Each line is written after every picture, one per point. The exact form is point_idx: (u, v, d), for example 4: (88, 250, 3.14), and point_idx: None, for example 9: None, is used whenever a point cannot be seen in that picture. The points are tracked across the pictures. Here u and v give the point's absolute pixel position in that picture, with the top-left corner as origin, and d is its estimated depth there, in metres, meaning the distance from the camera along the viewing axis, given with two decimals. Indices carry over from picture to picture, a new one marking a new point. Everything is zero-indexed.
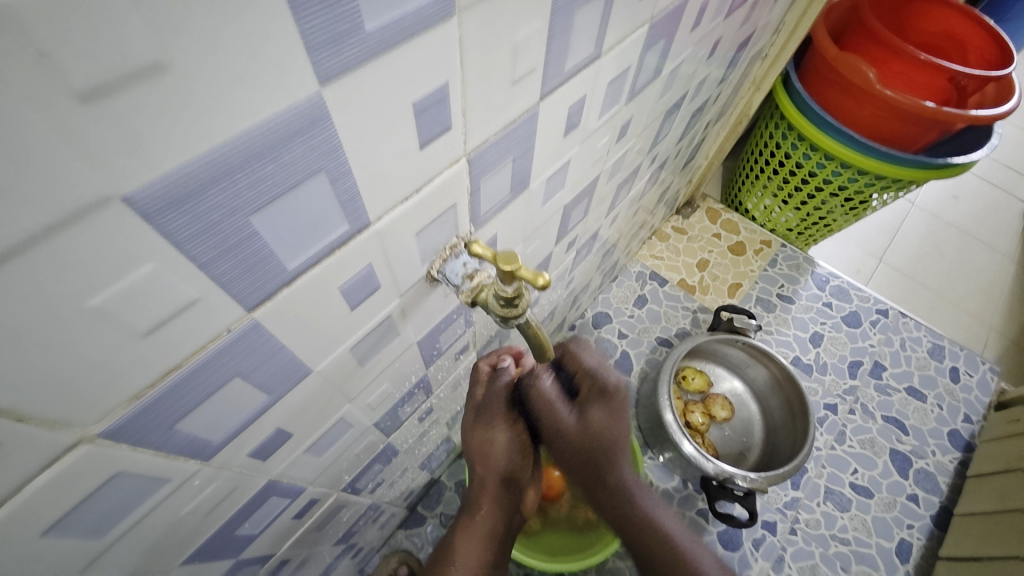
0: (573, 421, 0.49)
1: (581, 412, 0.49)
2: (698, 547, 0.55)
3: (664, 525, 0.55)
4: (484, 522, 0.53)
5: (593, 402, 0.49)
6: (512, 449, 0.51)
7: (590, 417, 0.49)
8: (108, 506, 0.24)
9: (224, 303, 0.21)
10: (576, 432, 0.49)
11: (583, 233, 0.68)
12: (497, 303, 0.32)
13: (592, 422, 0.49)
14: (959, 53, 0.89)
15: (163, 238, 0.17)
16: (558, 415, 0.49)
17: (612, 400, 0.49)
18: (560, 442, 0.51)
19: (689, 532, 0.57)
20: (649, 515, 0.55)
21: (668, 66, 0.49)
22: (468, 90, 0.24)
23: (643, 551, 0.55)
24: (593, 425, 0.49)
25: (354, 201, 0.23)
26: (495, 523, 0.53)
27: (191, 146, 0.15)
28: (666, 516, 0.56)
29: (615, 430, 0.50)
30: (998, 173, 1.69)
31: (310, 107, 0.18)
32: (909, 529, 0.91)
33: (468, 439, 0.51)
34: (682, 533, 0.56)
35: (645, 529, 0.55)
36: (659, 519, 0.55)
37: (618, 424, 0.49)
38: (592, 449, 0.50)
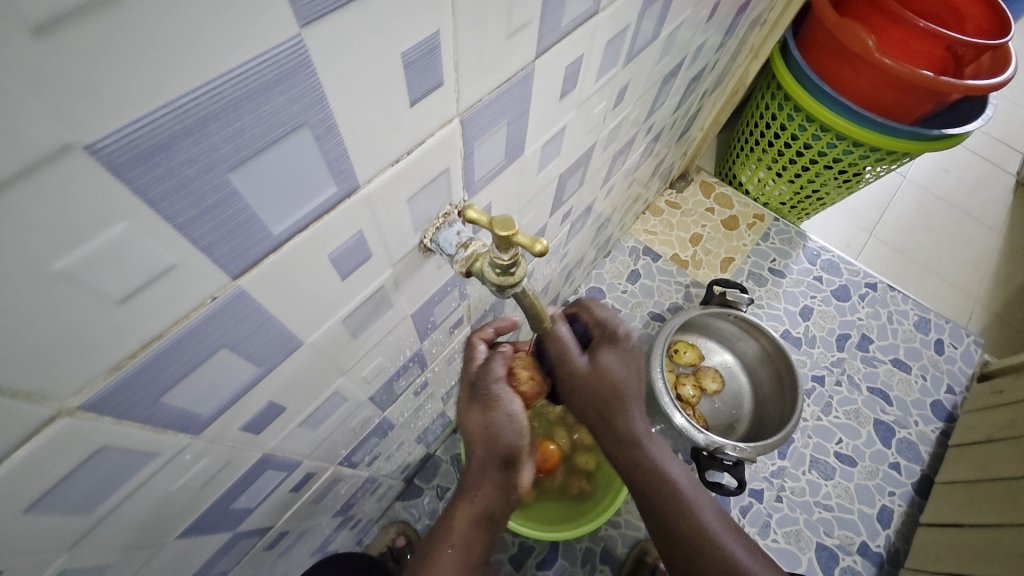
0: (586, 365, 0.49)
1: (591, 357, 0.50)
2: (699, 492, 0.55)
3: (669, 474, 0.54)
4: (483, 501, 0.48)
5: (605, 346, 0.50)
6: (515, 425, 0.46)
7: (601, 360, 0.50)
8: (94, 481, 0.24)
9: (205, 269, 0.20)
10: (588, 373, 0.49)
11: (577, 206, 0.66)
12: (492, 273, 0.31)
13: (603, 364, 0.49)
14: (956, 22, 0.88)
15: (133, 195, 0.15)
16: (571, 358, 0.49)
17: (622, 345, 0.51)
18: (575, 391, 0.51)
19: (693, 481, 0.56)
20: (657, 465, 0.53)
21: (666, 30, 0.48)
22: (460, 43, 0.23)
23: (650, 501, 0.55)
24: (605, 368, 0.50)
25: (341, 161, 0.22)
26: (494, 501, 0.49)
27: (158, 91, 0.14)
28: (671, 464, 0.54)
29: (627, 374, 0.50)
30: (989, 146, 1.69)
31: (290, 51, 0.16)
32: (891, 496, 0.94)
33: (462, 419, 0.48)
34: (688, 483, 0.55)
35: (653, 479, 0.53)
36: (664, 467, 0.54)
37: (628, 368, 0.50)
38: (604, 396, 0.50)
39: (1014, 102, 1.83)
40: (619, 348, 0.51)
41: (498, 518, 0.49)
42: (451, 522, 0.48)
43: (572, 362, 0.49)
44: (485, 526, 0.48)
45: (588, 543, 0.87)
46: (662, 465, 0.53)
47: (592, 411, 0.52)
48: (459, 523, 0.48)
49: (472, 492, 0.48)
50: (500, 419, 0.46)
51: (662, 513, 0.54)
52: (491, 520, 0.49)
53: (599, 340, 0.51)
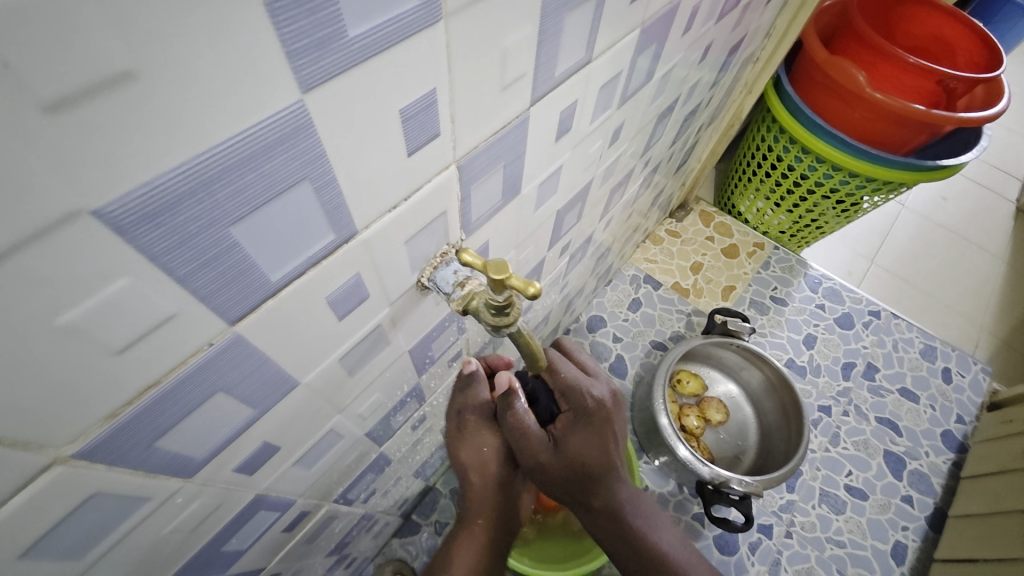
0: (549, 455, 0.45)
1: (557, 442, 0.46)
2: (691, 557, 0.54)
3: (659, 546, 0.52)
4: (481, 533, 0.49)
5: (574, 427, 0.46)
6: (507, 449, 0.48)
7: (569, 446, 0.46)
8: (85, 528, 0.23)
9: (204, 316, 0.20)
10: (556, 465, 0.45)
11: (577, 238, 0.67)
12: (488, 312, 0.31)
13: (569, 450, 0.45)
14: (948, 57, 0.90)
15: (137, 251, 0.16)
16: (533, 446, 0.45)
17: (594, 418, 0.46)
18: (544, 476, 0.48)
19: (684, 542, 0.55)
20: (643, 533, 0.52)
21: (660, 70, 0.49)
22: (456, 97, 0.24)
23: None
24: (572, 455, 0.45)
25: (340, 210, 0.22)
26: (494, 531, 0.50)
27: (164, 156, 0.15)
28: (659, 534, 0.53)
29: (601, 453, 0.47)
30: (985, 174, 1.71)
31: (292, 115, 0.17)
32: (904, 532, 0.91)
33: (455, 456, 0.48)
34: (678, 546, 0.54)
35: (640, 550, 0.52)
36: (652, 538, 0.53)
37: (596, 450, 0.46)
38: (576, 479, 0.47)
39: (1009, 131, 1.86)
40: (588, 426, 0.46)
41: (501, 545, 0.51)
42: (448, 562, 0.49)
43: (534, 449, 0.45)
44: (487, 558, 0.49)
45: None
46: (647, 536, 0.52)
47: (567, 490, 0.49)
48: (458, 558, 0.49)
49: (470, 525, 0.50)
50: (491, 447, 0.48)
51: None
52: (492, 550, 0.50)
53: (567, 418, 0.47)
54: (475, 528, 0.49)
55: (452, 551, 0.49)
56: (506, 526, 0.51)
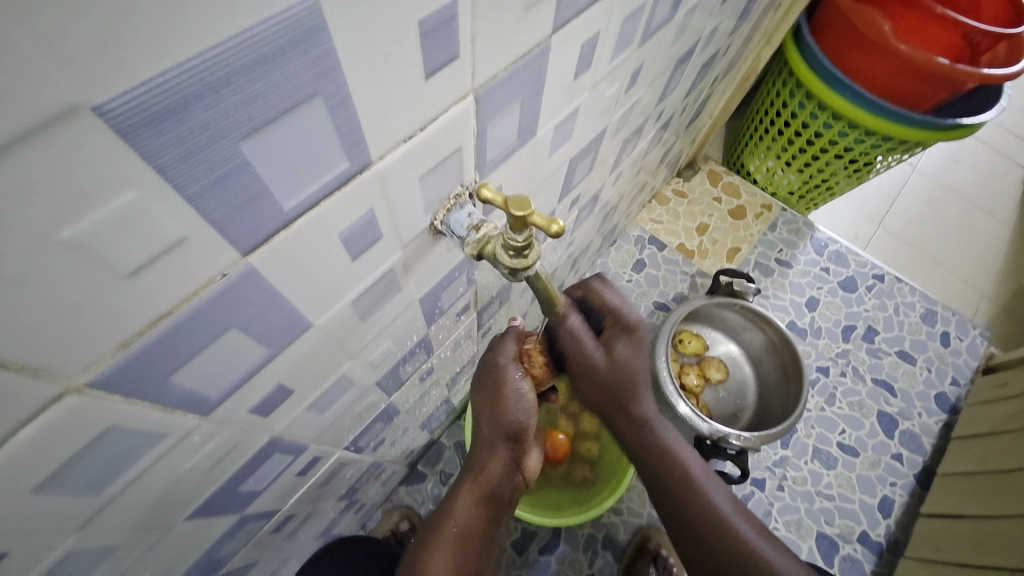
0: (603, 360, 0.46)
1: (607, 349, 0.46)
2: (713, 482, 0.55)
3: (682, 460, 0.54)
4: (492, 473, 0.49)
5: (621, 337, 0.47)
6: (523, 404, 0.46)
7: (618, 354, 0.46)
8: (104, 460, 0.23)
9: (215, 243, 0.19)
10: (606, 370, 0.46)
11: (586, 192, 0.65)
12: (505, 255, 0.30)
13: (618, 357, 0.46)
14: (973, 9, 0.85)
15: (143, 161, 0.15)
16: (587, 353, 0.45)
17: (636, 335, 0.47)
18: (589, 384, 0.48)
19: (706, 468, 0.57)
20: (668, 448, 0.54)
21: (682, 10, 0.46)
22: (477, 14, 0.22)
23: (661, 485, 0.55)
24: (619, 361, 0.47)
25: (355, 134, 0.21)
26: (501, 476, 0.49)
27: (168, 50, 0.13)
28: (682, 447, 0.55)
29: (643, 364, 0.48)
30: (1001, 137, 1.66)
31: (305, 14, 0.15)
32: (892, 487, 0.94)
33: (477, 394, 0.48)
34: (699, 467, 0.56)
35: (664, 463, 0.54)
36: (677, 452, 0.54)
37: (643, 359, 0.48)
38: (621, 388, 0.48)
39: None
40: (634, 338, 0.47)
41: (502, 499, 0.50)
42: (453, 503, 0.49)
43: (589, 356, 0.45)
44: (486, 507, 0.49)
45: (590, 529, 0.88)
46: (674, 448, 0.54)
47: (606, 399, 0.50)
48: (461, 502, 0.49)
49: (472, 472, 0.50)
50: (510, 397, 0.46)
51: (672, 496, 0.55)
52: (498, 496, 0.49)
53: (612, 331, 0.47)
54: (477, 475, 0.49)
55: (457, 495, 0.50)
56: (509, 477, 0.49)
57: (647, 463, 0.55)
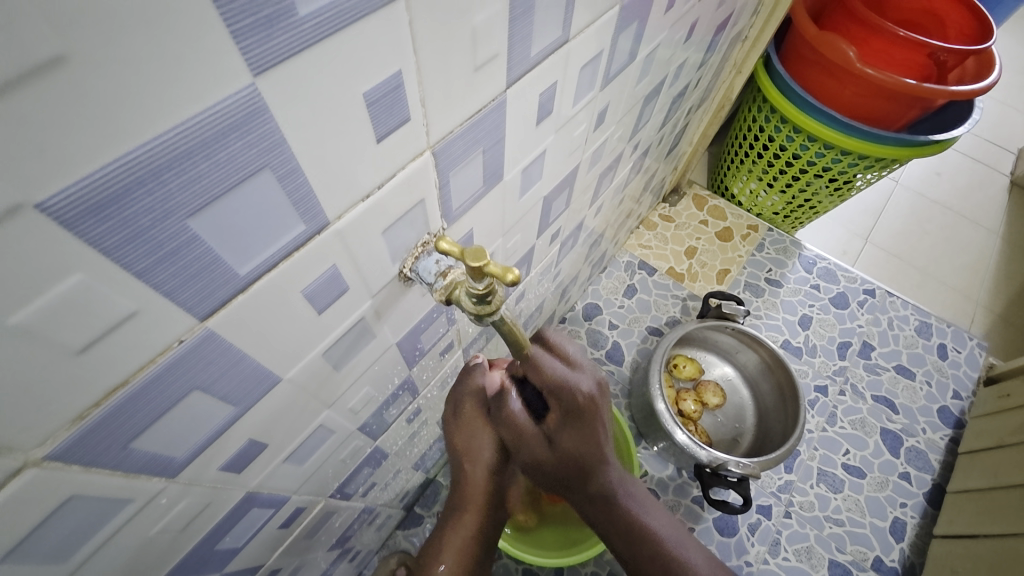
0: (546, 451, 0.45)
1: (550, 439, 0.44)
2: (685, 538, 0.54)
3: (649, 526, 0.53)
4: (471, 523, 0.48)
5: (564, 425, 0.44)
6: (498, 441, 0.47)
7: (561, 443, 0.44)
8: (68, 530, 0.23)
9: (170, 313, 0.19)
10: (551, 460, 0.45)
11: (567, 224, 0.67)
12: (469, 302, 0.31)
13: (562, 448, 0.44)
14: (939, 30, 0.89)
15: (88, 246, 0.16)
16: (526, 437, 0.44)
17: (585, 413, 0.44)
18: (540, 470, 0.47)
19: (675, 523, 0.55)
20: (636, 517, 0.52)
21: (643, 51, 0.48)
22: (426, 79, 0.23)
23: (631, 551, 0.53)
24: (564, 451, 0.45)
25: (308, 199, 0.22)
26: (484, 522, 0.48)
27: (107, 146, 0.14)
28: (650, 514, 0.53)
29: (592, 448, 0.46)
30: (980, 148, 1.70)
31: (244, 100, 0.16)
32: (903, 508, 0.92)
33: (451, 440, 0.48)
34: (670, 530, 0.54)
35: (630, 530, 0.52)
36: (643, 520, 0.52)
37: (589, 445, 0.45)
38: (574, 469, 0.46)
39: (1001, 104, 1.84)
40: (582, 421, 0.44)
41: (487, 537, 0.49)
42: (438, 549, 0.48)
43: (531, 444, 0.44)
44: (475, 549, 0.48)
45: (594, 567, 0.85)
46: (640, 517, 0.52)
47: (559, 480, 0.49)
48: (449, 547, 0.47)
49: (459, 514, 0.48)
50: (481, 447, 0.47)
51: (642, 560, 0.53)
52: (482, 538, 0.48)
53: (556, 416, 0.44)
54: (464, 518, 0.47)
55: (442, 538, 0.48)
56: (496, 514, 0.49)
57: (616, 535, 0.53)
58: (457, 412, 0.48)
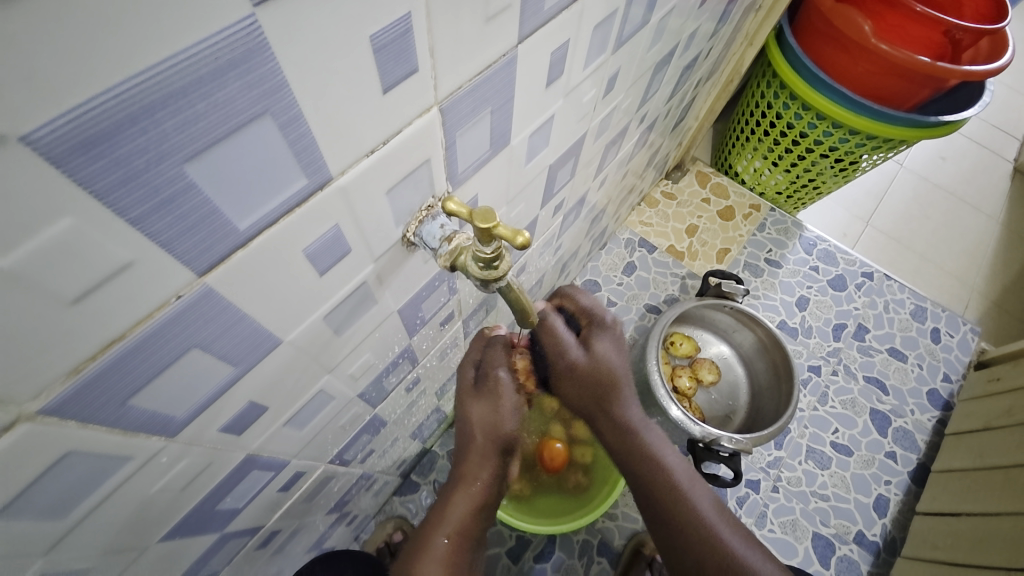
0: (583, 357, 0.50)
1: (586, 347, 0.50)
2: (697, 486, 0.53)
3: (665, 462, 0.53)
4: (476, 493, 0.48)
5: (598, 334, 0.51)
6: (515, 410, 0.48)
7: (596, 350, 0.50)
8: (66, 485, 0.23)
9: (167, 265, 0.19)
10: (585, 366, 0.50)
11: (570, 197, 0.65)
12: (475, 267, 0.30)
13: (598, 352, 0.50)
14: (955, 6, 0.86)
15: (79, 187, 0.15)
16: (567, 347, 0.49)
17: (612, 333, 0.51)
18: (570, 382, 0.52)
19: (691, 471, 0.55)
20: (652, 451, 0.53)
21: (656, 16, 0.47)
22: (435, 27, 0.22)
23: (643, 487, 0.53)
24: (599, 357, 0.50)
25: (310, 151, 0.21)
26: (490, 492, 0.49)
27: (96, 77, 0.13)
28: (667, 452, 0.53)
29: (621, 364, 0.51)
30: (986, 133, 1.68)
31: (242, 35, 0.15)
32: (887, 485, 0.94)
33: (460, 411, 0.49)
34: (685, 473, 0.53)
35: (644, 465, 0.53)
36: (659, 455, 0.53)
37: (621, 358, 0.51)
38: (600, 385, 0.51)
39: (1011, 88, 1.81)
40: (611, 335, 0.51)
41: (489, 506, 0.49)
42: (442, 514, 0.48)
43: (568, 351, 0.50)
44: (479, 517, 0.48)
45: (585, 536, 0.87)
46: (657, 450, 0.53)
47: (588, 399, 0.53)
48: (454, 515, 0.47)
49: (467, 484, 0.48)
50: (505, 411, 0.48)
51: (653, 497, 0.53)
52: (485, 507, 0.49)
53: (588, 330, 0.51)
54: (472, 487, 0.48)
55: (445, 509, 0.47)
56: (500, 483, 0.50)
57: (628, 464, 0.54)
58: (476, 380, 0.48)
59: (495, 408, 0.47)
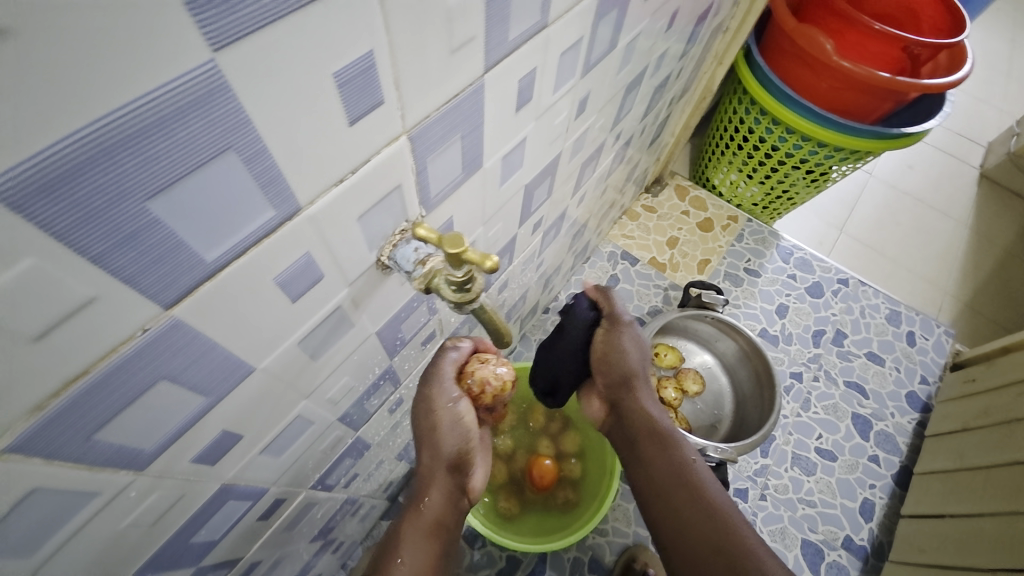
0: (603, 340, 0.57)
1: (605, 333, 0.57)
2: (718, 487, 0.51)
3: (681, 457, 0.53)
4: (428, 512, 0.48)
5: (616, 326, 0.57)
6: (457, 428, 0.47)
7: (615, 337, 0.56)
8: (32, 524, 0.22)
9: (132, 299, 0.19)
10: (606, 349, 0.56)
11: (549, 214, 0.66)
12: (448, 290, 0.31)
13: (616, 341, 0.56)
14: (912, 24, 0.91)
15: (40, 229, 0.15)
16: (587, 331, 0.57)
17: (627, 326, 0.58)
18: (593, 369, 0.57)
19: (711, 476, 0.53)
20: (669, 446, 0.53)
21: (624, 39, 0.48)
22: (399, 62, 0.23)
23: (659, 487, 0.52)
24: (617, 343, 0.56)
25: (277, 182, 0.21)
26: (444, 509, 0.48)
27: (56, 124, 0.13)
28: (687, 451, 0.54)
29: (637, 353, 0.57)
30: (951, 142, 1.74)
31: (203, 77, 0.16)
32: (872, 489, 0.95)
33: (419, 420, 0.48)
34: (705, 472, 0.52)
35: (661, 463, 0.53)
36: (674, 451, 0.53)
37: (636, 347, 0.57)
38: (618, 371, 0.56)
39: (972, 98, 1.89)
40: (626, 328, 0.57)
41: (448, 527, 0.49)
42: (399, 537, 0.47)
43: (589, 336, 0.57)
44: (437, 540, 0.47)
45: (576, 552, 0.86)
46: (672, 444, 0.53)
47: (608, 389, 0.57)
48: (409, 539, 0.46)
49: (417, 503, 0.48)
50: (445, 426, 0.47)
51: (669, 493, 0.51)
52: (443, 528, 0.48)
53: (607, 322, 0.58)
54: (421, 506, 0.48)
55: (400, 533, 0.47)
56: (456, 501, 0.50)
57: (646, 463, 0.54)
58: (417, 397, 0.48)
59: (436, 425, 0.47)
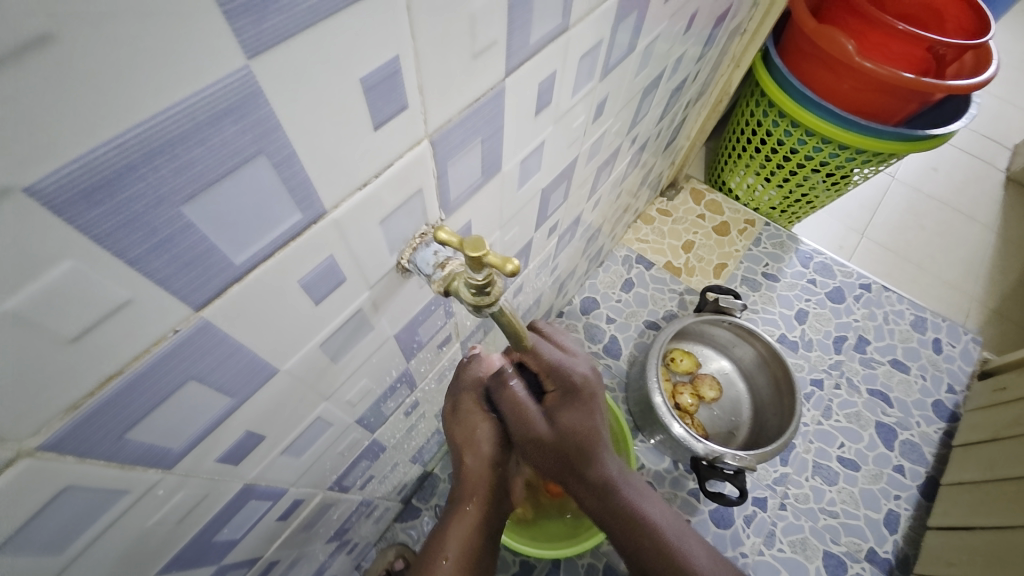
0: (547, 430, 0.44)
1: (550, 417, 0.45)
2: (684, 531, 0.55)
3: (650, 519, 0.53)
4: (473, 516, 0.47)
5: (565, 404, 0.45)
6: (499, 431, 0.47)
7: (561, 420, 0.45)
8: (64, 520, 0.23)
9: (164, 301, 0.19)
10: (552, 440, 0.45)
11: (565, 218, 0.66)
12: (468, 292, 0.31)
13: (561, 426, 0.45)
14: (936, 23, 0.89)
15: (80, 232, 0.15)
16: (528, 419, 0.44)
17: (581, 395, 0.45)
18: (537, 454, 0.47)
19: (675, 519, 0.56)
20: (635, 505, 0.52)
21: (642, 42, 0.48)
22: (423, 68, 0.23)
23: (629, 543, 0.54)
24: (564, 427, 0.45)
25: (304, 187, 0.21)
26: (488, 514, 0.48)
27: (98, 129, 0.14)
28: (648, 505, 0.53)
29: (593, 425, 0.46)
30: (977, 143, 1.70)
31: (238, 84, 0.16)
32: (897, 500, 0.93)
33: (454, 429, 0.48)
34: (670, 523, 0.54)
35: (630, 521, 0.52)
36: (641, 508, 0.53)
37: (591, 420, 0.46)
38: (569, 453, 0.46)
39: (998, 99, 1.85)
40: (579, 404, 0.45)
41: (491, 531, 0.48)
42: (444, 536, 0.47)
43: (530, 425, 0.44)
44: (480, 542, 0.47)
45: (590, 559, 0.85)
46: (638, 504, 0.52)
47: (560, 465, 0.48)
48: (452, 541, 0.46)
49: (462, 506, 0.47)
50: (483, 432, 0.47)
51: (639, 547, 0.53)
52: (485, 531, 0.47)
53: (555, 397, 0.46)
54: (467, 510, 0.47)
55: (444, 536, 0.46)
56: (498, 506, 0.49)
57: (612, 522, 0.53)
58: (457, 400, 0.49)
59: (479, 426, 0.47)
